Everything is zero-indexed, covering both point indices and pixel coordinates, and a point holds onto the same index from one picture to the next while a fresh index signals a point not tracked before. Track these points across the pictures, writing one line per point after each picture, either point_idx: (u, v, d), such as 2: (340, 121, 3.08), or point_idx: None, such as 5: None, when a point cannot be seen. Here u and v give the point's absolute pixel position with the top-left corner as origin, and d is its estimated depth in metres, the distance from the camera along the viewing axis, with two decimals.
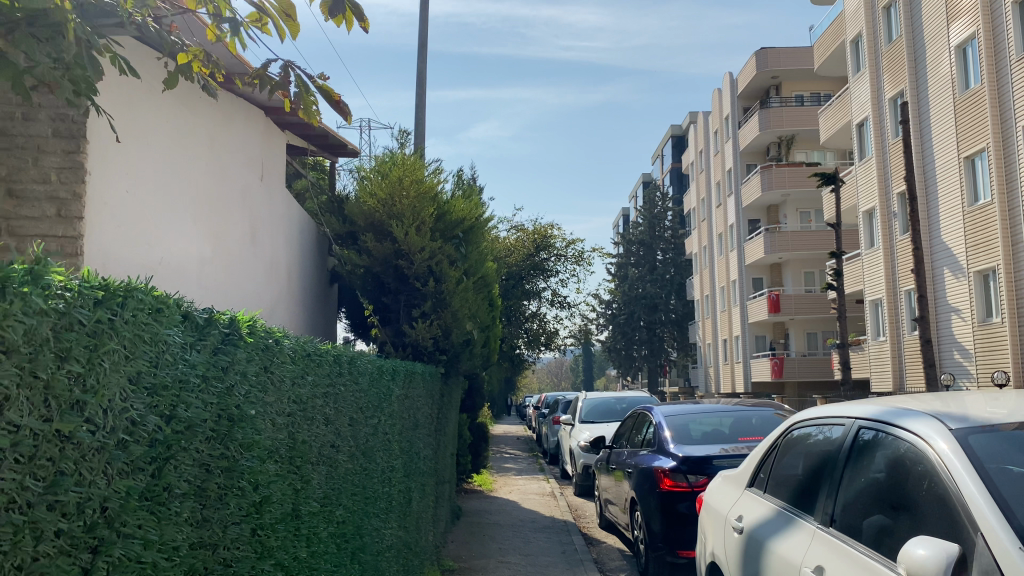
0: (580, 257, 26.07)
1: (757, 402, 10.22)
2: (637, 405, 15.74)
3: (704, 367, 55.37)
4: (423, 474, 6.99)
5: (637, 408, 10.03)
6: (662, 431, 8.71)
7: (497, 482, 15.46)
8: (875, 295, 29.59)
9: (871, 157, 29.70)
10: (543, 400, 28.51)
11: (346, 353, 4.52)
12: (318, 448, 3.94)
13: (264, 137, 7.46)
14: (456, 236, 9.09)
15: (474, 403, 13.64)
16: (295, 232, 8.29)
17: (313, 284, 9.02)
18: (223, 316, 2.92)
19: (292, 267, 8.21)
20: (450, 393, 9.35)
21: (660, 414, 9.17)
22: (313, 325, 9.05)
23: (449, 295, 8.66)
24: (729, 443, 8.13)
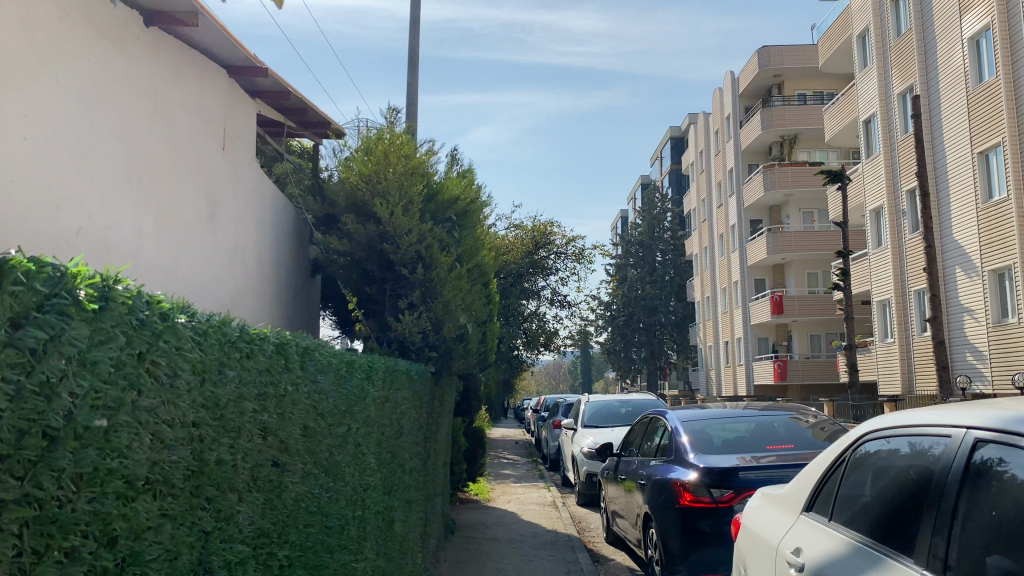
0: (581, 255, 25.19)
1: (778, 405, 9.37)
2: (643, 409, 14.92)
3: (704, 370, 54.57)
4: (410, 489, 6.09)
5: (648, 413, 9.17)
6: (678, 438, 7.83)
7: (495, 490, 14.60)
8: (883, 296, 28.77)
9: (878, 154, 28.88)
10: (542, 403, 27.63)
11: (294, 343, 3.65)
12: (241, 471, 3.04)
13: (223, 98, 6.58)
14: (449, 218, 8.28)
15: (470, 406, 12.80)
16: (267, 214, 7.42)
17: (291, 276, 8.14)
18: (38, 277, 2.02)
19: (264, 254, 7.32)
20: (443, 394, 8.50)
21: (675, 420, 8.29)
22: (291, 320, 8.18)
23: (442, 283, 7.79)
24: (753, 451, 7.27)
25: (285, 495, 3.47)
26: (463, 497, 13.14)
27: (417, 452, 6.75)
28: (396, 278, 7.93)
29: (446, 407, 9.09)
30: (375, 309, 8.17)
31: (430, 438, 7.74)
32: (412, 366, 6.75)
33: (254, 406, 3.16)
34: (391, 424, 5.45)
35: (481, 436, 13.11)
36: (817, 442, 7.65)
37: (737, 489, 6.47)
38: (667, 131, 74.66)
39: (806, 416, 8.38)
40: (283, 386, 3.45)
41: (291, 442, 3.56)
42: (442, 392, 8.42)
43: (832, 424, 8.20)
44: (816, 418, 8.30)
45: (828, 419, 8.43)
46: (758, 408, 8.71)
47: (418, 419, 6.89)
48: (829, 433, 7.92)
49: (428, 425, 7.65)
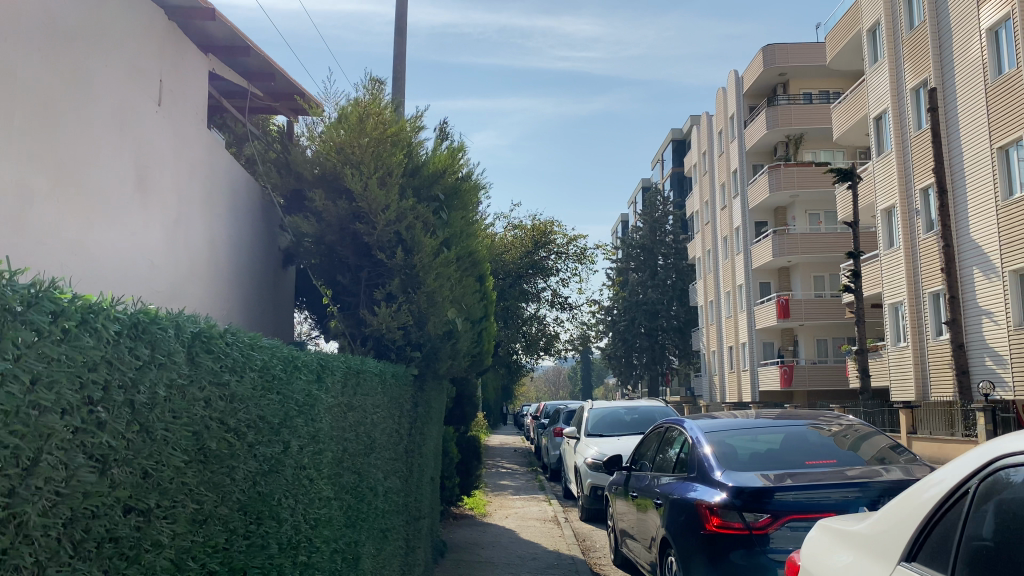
0: (582, 255, 24.24)
1: (803, 412, 8.41)
2: (651, 416, 13.96)
3: (707, 376, 53.55)
4: (376, 506, 5.18)
5: (664, 420, 8.19)
6: (701, 451, 6.82)
7: (492, 503, 13.60)
8: (895, 299, 27.83)
9: (890, 152, 27.94)
10: (541, 409, 26.64)
11: (167, 327, 2.70)
12: (31, 523, 2.06)
13: (151, 47, 5.65)
14: (436, 197, 7.44)
15: (464, 413, 11.84)
16: (220, 189, 6.51)
17: (255, 262, 7.24)
18: None
19: (215, 236, 6.41)
20: (430, 399, 7.60)
21: (695, 431, 7.31)
22: (254, 314, 7.26)
23: (428, 270, 6.88)
24: (786, 466, 6.31)
25: (137, 548, 2.51)
26: (457, 511, 12.13)
27: (394, 466, 5.84)
28: (377, 263, 7.06)
29: (434, 414, 8.19)
30: (353, 300, 7.30)
31: (413, 446, 6.82)
32: (391, 368, 5.80)
33: (64, 419, 2.17)
34: (342, 432, 4.52)
35: (477, 445, 12.11)
36: (853, 454, 6.67)
37: (776, 514, 5.50)
38: (669, 134, 73.77)
39: (826, 423, 7.41)
40: (140, 387, 2.52)
41: (152, 467, 2.59)
42: (428, 397, 7.51)
43: (856, 431, 7.23)
44: (838, 425, 7.32)
45: (857, 424, 7.46)
46: (775, 416, 7.77)
47: (395, 429, 5.95)
48: (855, 440, 6.95)
49: (410, 435, 6.70)
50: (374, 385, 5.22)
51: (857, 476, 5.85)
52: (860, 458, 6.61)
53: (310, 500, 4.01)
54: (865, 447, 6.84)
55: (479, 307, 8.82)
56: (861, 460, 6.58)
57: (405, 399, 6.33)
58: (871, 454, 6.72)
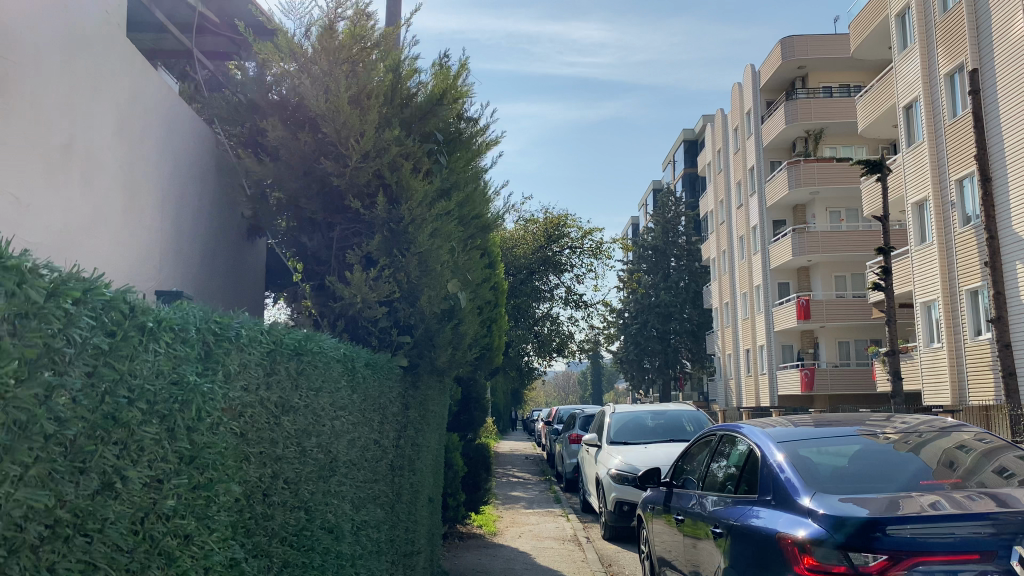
0: (597, 249, 22.84)
1: (863, 415, 6.90)
2: (677, 422, 12.53)
3: (723, 380, 52.01)
4: (305, 532, 3.98)
5: (715, 428, 6.71)
6: (774, 465, 5.31)
7: (504, 519, 12.19)
8: (928, 297, 26.38)
9: (922, 142, 26.44)
10: (554, 413, 25.24)
11: None
12: None
13: None
14: (435, 140, 6.68)
15: (472, 419, 10.61)
16: (131, 111, 5.40)
17: (186, 213, 6.21)
18: None
19: (126, 170, 5.32)
20: (425, 395, 6.69)
21: (757, 443, 5.83)
22: (186, 272, 6.26)
23: (420, 226, 6.08)
24: (883, 491, 4.80)
25: None
26: (464, 529, 10.73)
27: (346, 468, 4.58)
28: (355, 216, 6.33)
29: (438, 412, 7.27)
30: (325, 271, 6.54)
31: (394, 443, 5.70)
32: (338, 344, 4.53)
33: None
34: (234, 427, 3.22)
35: (486, 455, 10.68)
36: (921, 462, 5.23)
37: (897, 556, 4.02)
38: (681, 134, 72.08)
39: (880, 427, 5.97)
40: None
41: None
42: (423, 392, 6.61)
43: (925, 431, 5.76)
44: (895, 430, 5.80)
45: (927, 424, 5.99)
46: (825, 420, 6.41)
47: (353, 424, 4.69)
48: (919, 444, 5.49)
49: (389, 432, 5.54)
50: (297, 361, 3.92)
51: (972, 502, 4.34)
52: (929, 466, 5.17)
53: (162, 537, 2.65)
54: (929, 448, 5.43)
55: (484, 290, 7.53)
56: (927, 467, 5.17)
57: (374, 384, 5.14)
58: (937, 458, 5.27)
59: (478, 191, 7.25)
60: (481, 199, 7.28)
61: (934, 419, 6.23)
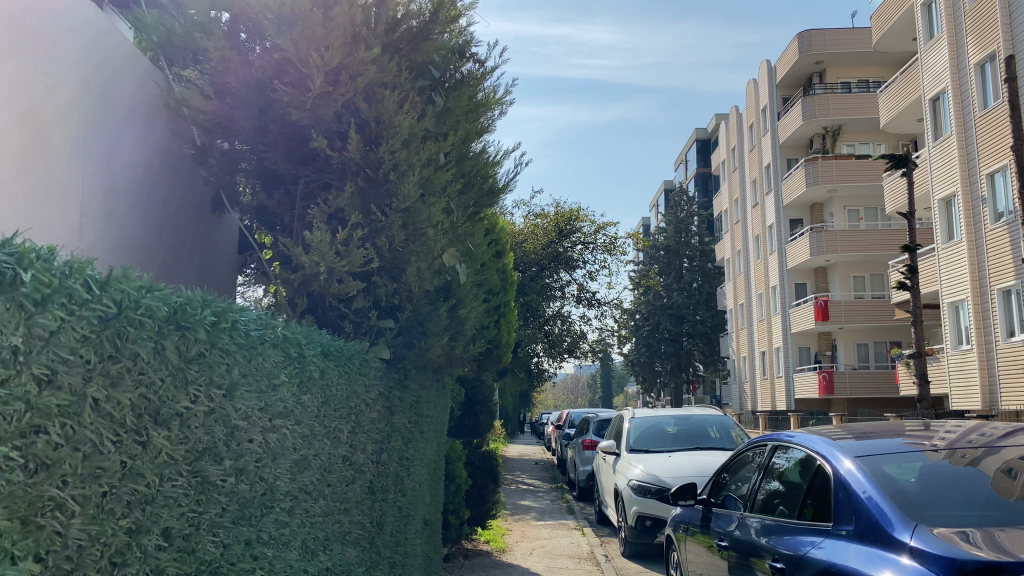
0: (611, 244, 21.83)
1: (914, 421, 5.84)
2: (701, 428, 11.54)
3: (737, 383, 50.88)
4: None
5: (766, 440, 5.78)
6: (840, 480, 4.34)
7: (511, 533, 11.20)
8: (956, 298, 25.32)
9: (949, 136, 25.32)
10: (565, 417, 24.24)
11: None
12: None
13: None
14: (429, 87, 6.00)
15: (478, 423, 9.66)
16: (31, 30, 4.57)
17: (115, 163, 5.46)
18: None
19: (25, 104, 4.48)
20: (420, 395, 5.90)
21: (813, 453, 4.94)
22: (120, 232, 5.54)
23: (406, 173, 5.33)
24: (982, 524, 3.77)
25: None
26: (469, 545, 9.76)
27: (283, 494, 3.66)
28: (329, 155, 5.53)
29: (437, 417, 6.47)
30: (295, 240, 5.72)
31: (367, 458, 4.84)
32: (267, 327, 3.60)
33: None
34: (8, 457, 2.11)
35: (494, 462, 9.73)
36: (984, 475, 4.21)
37: None
38: (692, 133, 70.98)
39: (926, 436, 4.88)
40: None
41: None
42: (416, 390, 5.80)
43: (987, 436, 4.70)
44: (944, 439, 4.72)
45: (988, 428, 4.92)
46: (872, 428, 5.35)
47: (294, 432, 3.77)
48: (977, 456, 4.41)
49: (358, 445, 4.68)
50: (191, 350, 2.95)
51: None
52: (992, 480, 4.17)
53: None
54: (985, 459, 4.37)
55: (479, 274, 6.62)
56: (990, 482, 4.15)
57: (332, 382, 4.24)
58: (996, 470, 4.24)
59: (462, 159, 6.25)
60: (465, 168, 6.26)
61: (997, 423, 5.16)
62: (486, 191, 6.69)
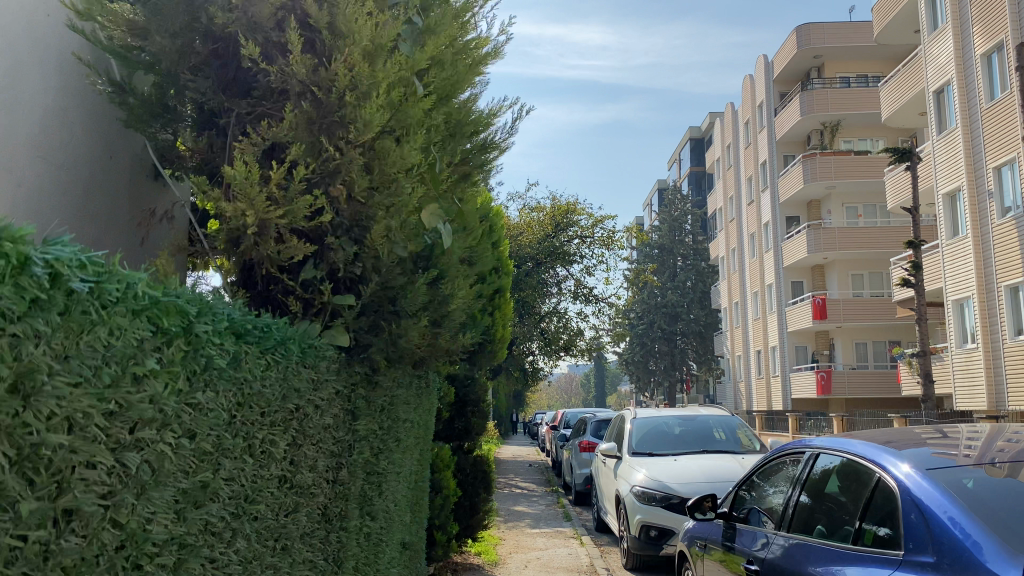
0: (609, 239, 21.16)
1: (954, 425, 5.05)
2: (705, 429, 10.77)
3: (732, 383, 50.21)
4: None
5: (804, 447, 4.93)
6: (904, 492, 3.59)
7: (504, 543, 10.45)
8: (960, 295, 24.65)
9: (954, 129, 24.62)
10: (559, 417, 23.54)
11: None
12: None
13: None
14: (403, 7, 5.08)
15: (469, 426, 8.89)
16: None
17: (16, 98, 4.81)
18: None
19: None
20: (396, 394, 5.10)
21: (863, 463, 4.15)
22: (27, 178, 4.88)
23: (368, 96, 4.39)
24: None
25: None
26: (458, 559, 9.01)
27: (157, 546, 2.41)
28: (265, 96, 4.73)
29: (416, 423, 5.65)
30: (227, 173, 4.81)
31: (306, 479, 3.80)
32: (113, 278, 2.19)
33: None
34: None
35: (487, 471, 8.89)
36: None
37: None
38: (688, 130, 70.35)
39: (962, 441, 4.11)
40: None
41: None
42: (388, 388, 4.95)
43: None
44: (985, 446, 3.94)
45: None
46: (908, 431, 4.59)
47: (177, 450, 2.50)
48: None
49: (287, 463, 3.58)
50: None
51: None
52: None
53: None
54: None
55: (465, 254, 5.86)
56: None
57: (244, 373, 3.06)
58: None
59: (447, 123, 5.44)
60: (453, 135, 5.49)
61: None
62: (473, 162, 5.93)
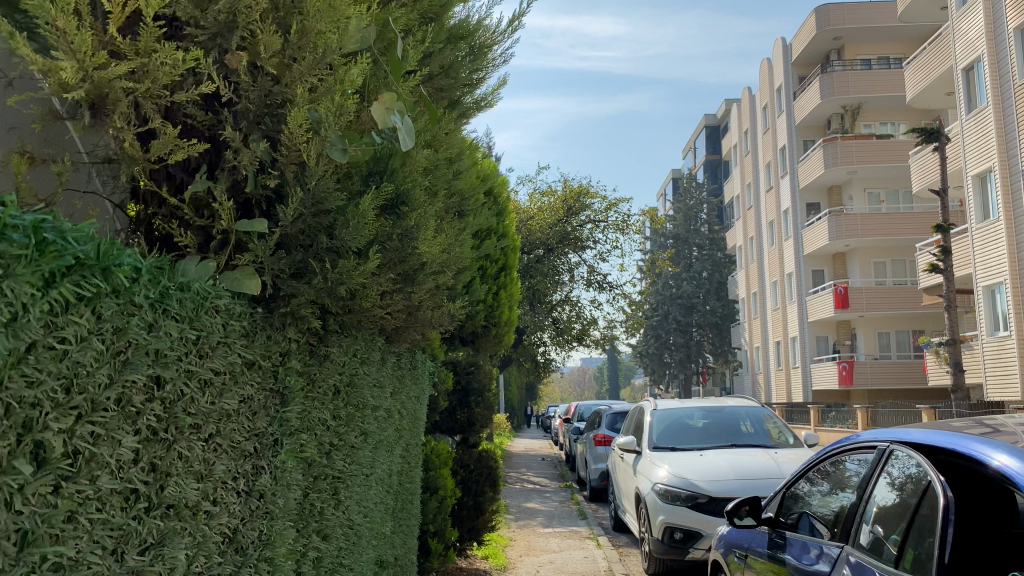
0: (623, 222, 20.29)
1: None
2: (731, 421, 9.92)
3: (750, 374, 49.22)
4: None
5: (873, 440, 3.92)
6: None
7: (513, 544, 9.68)
8: (991, 281, 23.66)
9: (985, 107, 23.55)
10: (572, 409, 22.70)
11: None
12: None
13: None
14: None
15: (472, 418, 8.10)
16: None
17: None
18: None
19: None
20: (358, 370, 4.16)
21: (933, 458, 3.30)
22: None
23: None
24: None
25: None
26: (464, 563, 8.25)
27: None
28: None
29: (394, 413, 4.95)
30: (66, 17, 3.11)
31: (182, 490, 2.51)
32: None
33: None
34: None
35: (493, 467, 8.10)
36: None
37: None
38: (702, 119, 69.24)
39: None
40: None
41: None
42: (350, 364, 4.03)
43: None
44: None
45: None
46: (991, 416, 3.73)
47: None
48: None
49: (133, 467, 2.29)
50: None
51: None
52: None
53: None
54: None
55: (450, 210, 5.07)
56: None
57: None
58: None
59: (428, 49, 4.57)
60: (434, 70, 4.69)
61: None
62: (458, 102, 5.07)
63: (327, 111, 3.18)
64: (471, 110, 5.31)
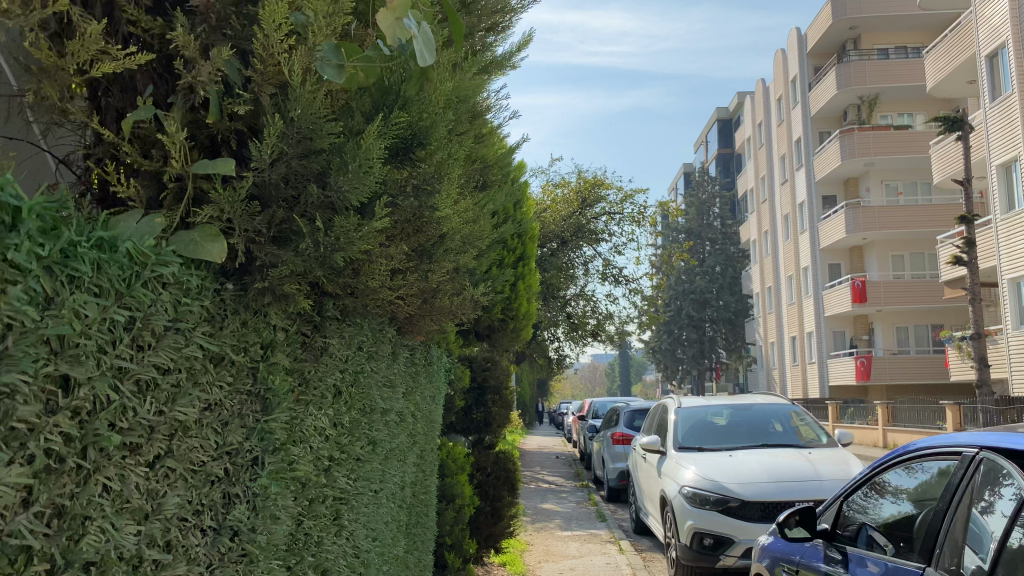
0: (639, 214, 19.78)
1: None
2: (760, 420, 9.44)
3: (765, 370, 48.63)
4: None
5: (955, 447, 3.39)
6: None
7: (530, 549, 9.25)
8: (1016, 273, 23.04)
9: (1010, 95, 22.89)
10: (586, 406, 22.21)
11: None
12: None
13: None
14: None
15: (488, 420, 7.69)
16: None
17: None
18: None
19: None
20: (364, 366, 3.70)
21: None
22: None
23: None
24: None
25: None
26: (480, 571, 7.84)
27: None
28: None
29: (408, 416, 4.50)
30: None
31: (109, 538, 2.02)
32: None
33: None
34: None
35: (510, 470, 7.67)
36: None
37: None
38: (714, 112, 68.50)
39: None
40: None
41: None
42: (355, 361, 3.57)
43: None
44: None
45: None
46: None
47: None
48: None
49: (20, 515, 1.78)
50: None
51: None
52: None
53: None
54: None
55: (469, 181, 4.63)
56: None
57: None
58: None
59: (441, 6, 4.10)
60: (450, 28, 4.23)
61: None
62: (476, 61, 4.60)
63: (315, 12, 2.74)
64: (490, 72, 4.81)
